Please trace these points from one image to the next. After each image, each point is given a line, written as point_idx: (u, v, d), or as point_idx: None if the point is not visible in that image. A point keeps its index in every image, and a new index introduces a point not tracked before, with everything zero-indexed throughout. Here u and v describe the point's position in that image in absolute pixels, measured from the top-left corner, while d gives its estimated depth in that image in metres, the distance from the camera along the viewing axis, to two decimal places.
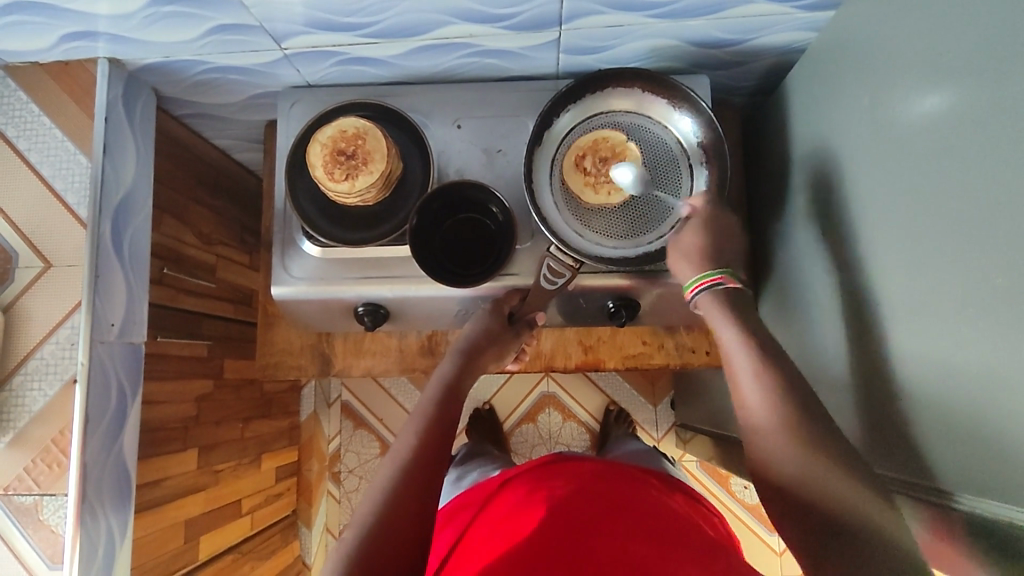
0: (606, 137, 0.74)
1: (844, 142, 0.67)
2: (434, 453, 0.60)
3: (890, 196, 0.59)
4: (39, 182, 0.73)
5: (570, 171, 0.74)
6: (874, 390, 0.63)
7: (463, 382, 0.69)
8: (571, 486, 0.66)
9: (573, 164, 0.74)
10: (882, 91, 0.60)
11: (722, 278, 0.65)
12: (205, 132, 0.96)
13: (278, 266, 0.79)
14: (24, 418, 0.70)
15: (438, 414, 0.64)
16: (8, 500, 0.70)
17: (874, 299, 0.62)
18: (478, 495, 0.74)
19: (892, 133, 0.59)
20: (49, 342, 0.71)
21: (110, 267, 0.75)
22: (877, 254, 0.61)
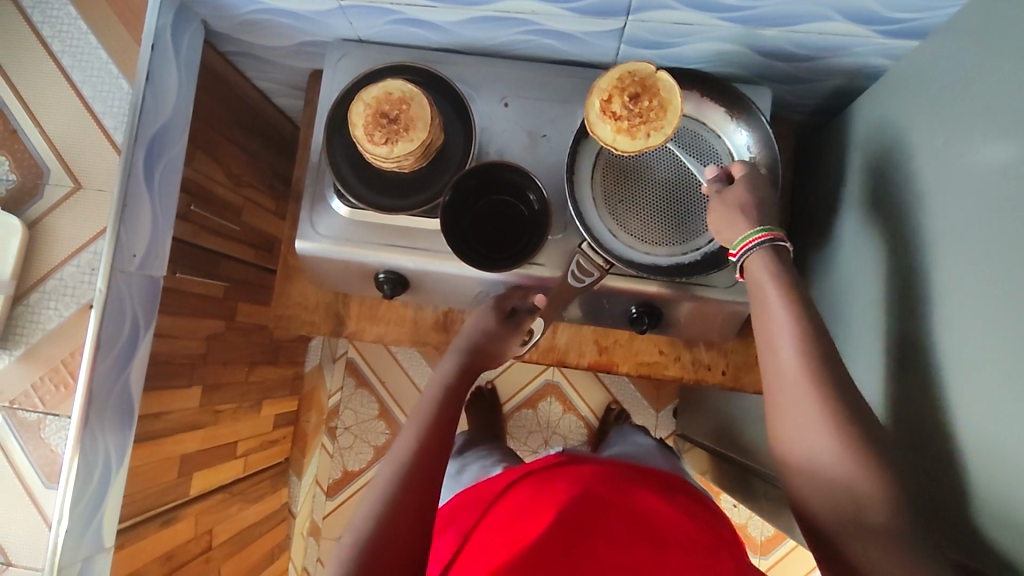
0: (631, 70, 0.65)
1: (908, 178, 0.64)
2: (434, 454, 0.60)
3: (945, 245, 0.56)
4: (79, 101, 0.72)
5: (598, 121, 0.65)
6: (899, 439, 0.61)
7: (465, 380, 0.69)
8: (577, 486, 0.65)
9: (600, 110, 0.65)
10: (955, 133, 0.57)
11: (764, 236, 0.59)
12: (248, 73, 0.95)
13: (305, 221, 0.78)
14: (37, 334, 0.70)
15: (437, 416, 0.63)
16: (13, 413, 0.71)
17: (916, 348, 0.59)
18: (480, 491, 0.72)
19: (959, 179, 0.56)
20: (71, 263, 0.71)
21: (139, 197, 0.73)
22: (924, 301, 0.59)
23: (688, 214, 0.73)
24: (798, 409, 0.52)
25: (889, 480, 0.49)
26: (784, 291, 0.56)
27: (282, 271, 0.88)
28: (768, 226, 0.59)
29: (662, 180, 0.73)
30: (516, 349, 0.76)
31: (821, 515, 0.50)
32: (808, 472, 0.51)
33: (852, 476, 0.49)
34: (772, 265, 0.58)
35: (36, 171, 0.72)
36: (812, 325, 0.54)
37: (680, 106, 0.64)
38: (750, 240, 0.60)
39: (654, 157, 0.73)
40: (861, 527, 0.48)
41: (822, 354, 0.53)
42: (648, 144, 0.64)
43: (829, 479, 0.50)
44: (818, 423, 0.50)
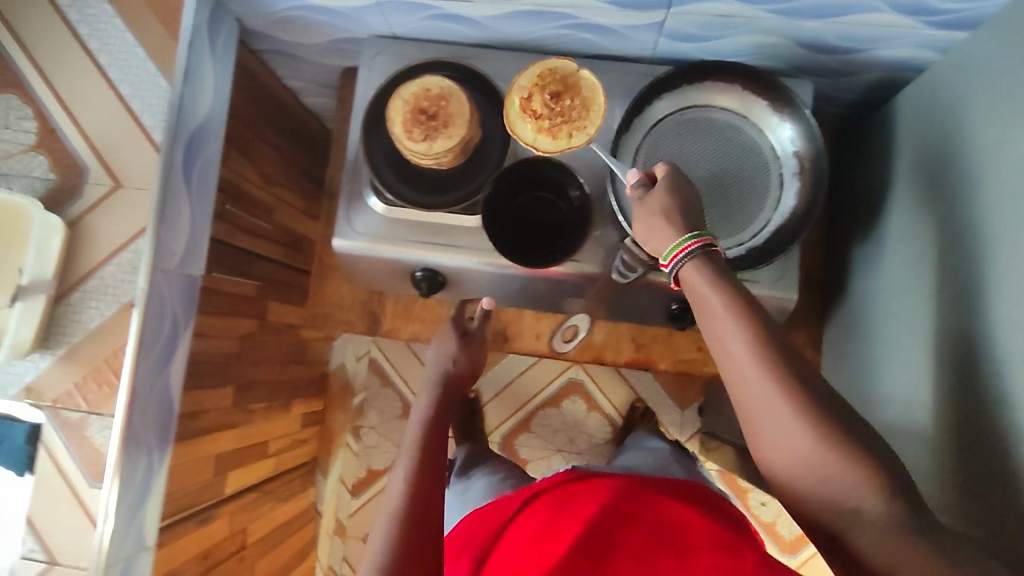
0: (549, 68, 0.66)
1: (963, 171, 0.62)
2: (428, 487, 0.58)
3: (1005, 238, 0.55)
4: (117, 100, 0.72)
5: (518, 118, 0.65)
6: (954, 437, 0.59)
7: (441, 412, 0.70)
8: (589, 500, 0.63)
9: (520, 106, 0.66)
10: (1011, 127, 0.56)
11: (695, 244, 0.52)
12: (279, 71, 0.94)
13: (341, 219, 0.78)
14: (79, 333, 0.70)
15: (422, 449, 0.63)
16: (55, 413, 0.70)
17: (972, 343, 0.58)
18: (490, 518, 0.70)
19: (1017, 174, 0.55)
20: (110, 264, 0.70)
21: (178, 196, 0.72)
22: (982, 296, 0.57)
23: (730, 209, 0.72)
24: (778, 420, 0.45)
25: (876, 470, 0.44)
26: (728, 292, 0.48)
27: None
28: (697, 231, 0.52)
29: (703, 176, 0.72)
30: (558, 341, 0.87)
31: (824, 517, 0.45)
32: (799, 483, 0.45)
33: (853, 478, 0.43)
34: (712, 272, 0.51)
35: (75, 171, 0.71)
36: (767, 326, 0.47)
37: (603, 106, 0.65)
38: (680, 248, 0.52)
39: (694, 154, 0.72)
40: (878, 525, 0.43)
41: (782, 353, 0.46)
42: (569, 143, 0.65)
43: (823, 485, 0.44)
44: (799, 428, 0.44)
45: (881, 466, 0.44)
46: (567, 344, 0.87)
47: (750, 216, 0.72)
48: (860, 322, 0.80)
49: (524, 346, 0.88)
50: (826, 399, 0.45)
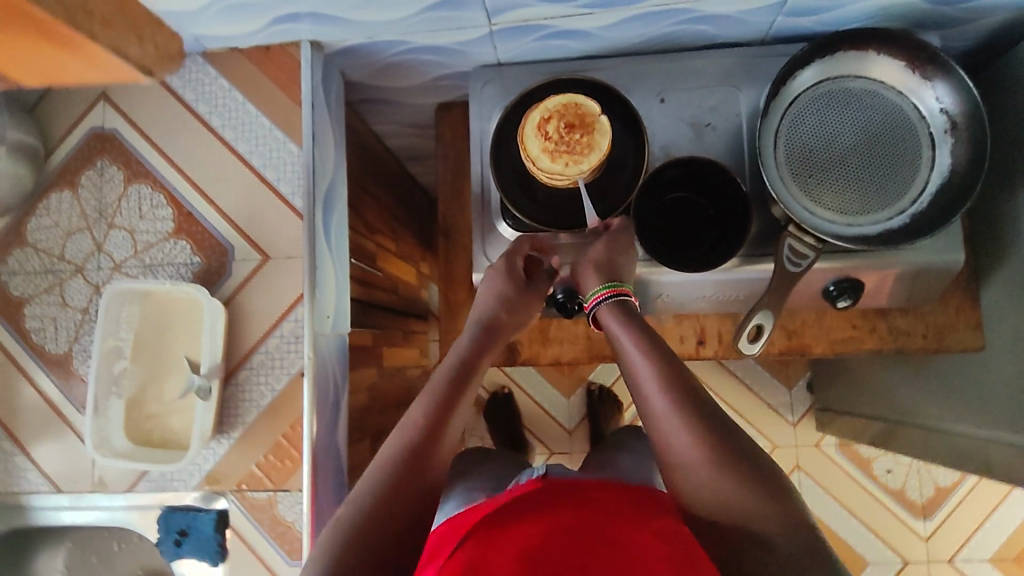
0: (576, 104, 0.70)
1: None
2: (385, 514, 0.54)
3: None
4: (251, 172, 0.72)
5: (531, 132, 0.69)
6: None
7: (444, 419, 0.61)
8: (557, 513, 0.57)
9: (535, 123, 0.70)
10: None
11: (607, 291, 0.68)
12: (369, 119, 0.94)
13: (477, 252, 0.78)
14: (252, 413, 0.70)
15: (404, 471, 0.56)
16: (242, 496, 0.70)
17: None
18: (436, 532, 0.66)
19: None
20: (274, 336, 0.70)
21: (324, 258, 0.72)
22: None
23: (885, 178, 0.70)
24: (679, 440, 0.58)
25: (743, 463, 0.56)
26: (639, 340, 0.64)
27: (446, 307, 0.88)
28: (611, 284, 0.68)
29: (850, 147, 0.70)
30: (746, 344, 0.71)
31: (720, 501, 0.55)
32: (697, 486, 0.56)
33: (740, 495, 0.54)
34: (623, 320, 0.67)
35: (220, 250, 0.71)
36: (672, 370, 0.61)
37: (605, 151, 0.68)
38: (603, 292, 0.68)
39: (836, 126, 0.71)
40: (718, 492, 0.55)
41: (684, 391, 0.60)
42: (562, 171, 0.68)
43: (704, 487, 0.56)
44: (696, 446, 0.57)
45: (746, 461, 0.56)
46: (753, 343, 0.71)
47: (907, 180, 0.70)
48: (1006, 272, 0.77)
49: None
50: (718, 428, 0.58)
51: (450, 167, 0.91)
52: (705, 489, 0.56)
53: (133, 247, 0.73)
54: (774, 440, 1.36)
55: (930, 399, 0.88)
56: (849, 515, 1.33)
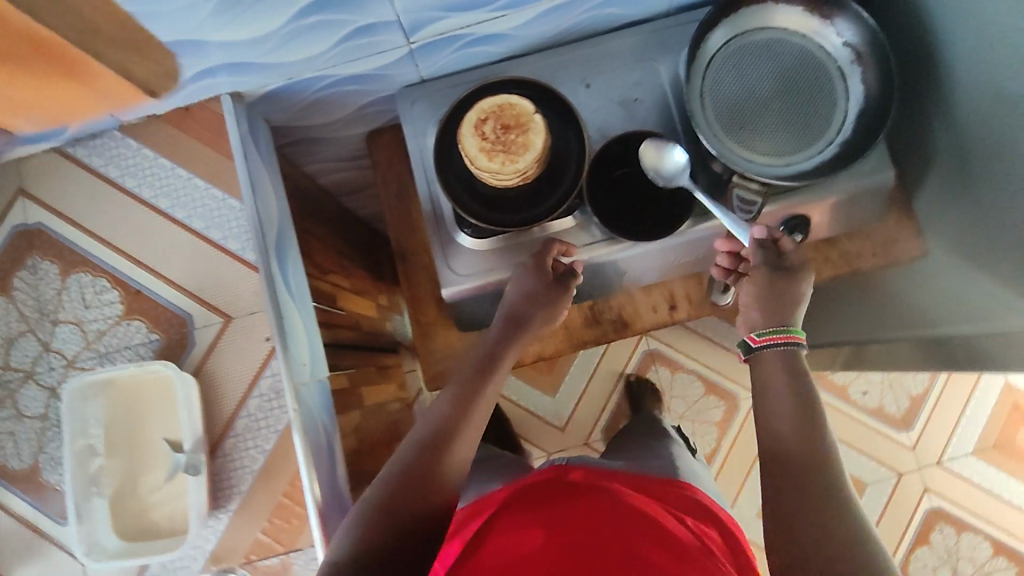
0: (512, 103, 0.70)
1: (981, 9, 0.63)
2: (406, 503, 0.56)
3: None
4: (193, 237, 0.69)
5: (468, 132, 0.70)
6: None
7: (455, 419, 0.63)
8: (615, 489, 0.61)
9: (473, 125, 0.70)
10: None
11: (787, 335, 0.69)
12: (301, 160, 0.92)
13: (442, 266, 0.78)
14: (247, 478, 0.67)
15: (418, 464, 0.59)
16: (253, 566, 0.67)
17: None
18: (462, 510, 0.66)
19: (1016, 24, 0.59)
20: (254, 396, 0.68)
21: (288, 306, 0.70)
22: None
23: (807, 117, 0.73)
24: (779, 409, 0.63)
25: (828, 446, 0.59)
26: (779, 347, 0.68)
27: (420, 331, 0.87)
28: (792, 329, 0.69)
29: (770, 94, 0.74)
30: (722, 293, 0.82)
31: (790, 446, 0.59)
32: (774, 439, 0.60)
33: (801, 462, 0.57)
34: (785, 360, 0.67)
35: (177, 322, 0.69)
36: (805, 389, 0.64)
37: (541, 151, 0.69)
38: (776, 337, 0.69)
39: (753, 78, 0.74)
40: (796, 439, 0.59)
41: (790, 388, 0.64)
42: (500, 170, 0.70)
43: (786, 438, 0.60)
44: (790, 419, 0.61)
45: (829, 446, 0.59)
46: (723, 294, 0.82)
47: (828, 114, 0.73)
48: (930, 183, 0.81)
49: (648, 323, 0.87)
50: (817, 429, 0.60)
51: (394, 191, 0.90)
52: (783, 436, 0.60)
53: (83, 338, 0.71)
54: None
55: (886, 316, 0.93)
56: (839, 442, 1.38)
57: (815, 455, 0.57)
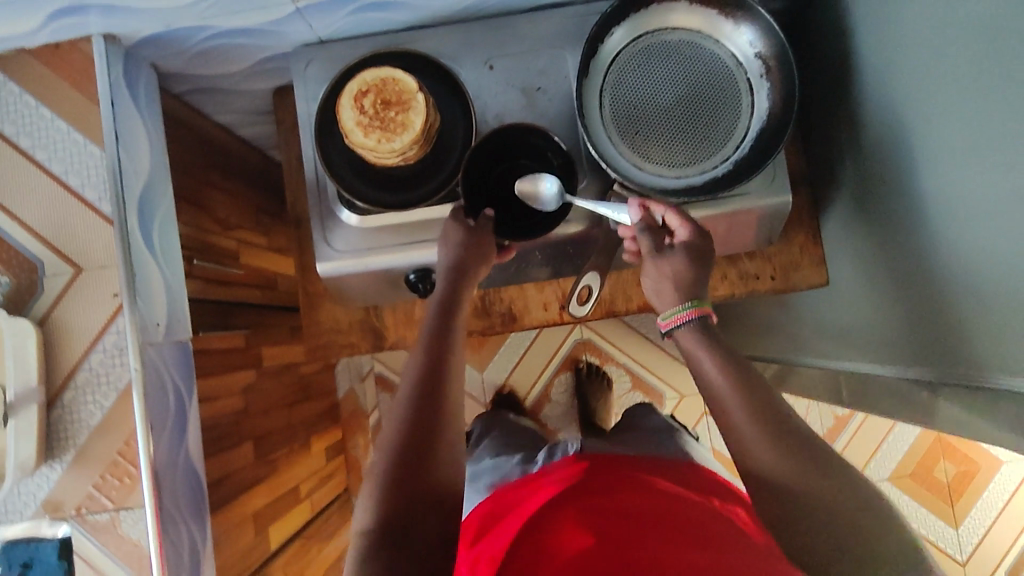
0: (395, 78, 0.66)
1: (906, 24, 0.59)
2: (412, 500, 0.54)
3: (956, 84, 0.54)
4: (51, 179, 0.69)
5: (347, 104, 0.66)
6: (960, 294, 0.59)
7: (438, 395, 0.61)
8: (607, 488, 0.63)
9: (352, 97, 0.66)
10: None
11: (694, 310, 0.63)
12: (206, 110, 0.87)
13: (319, 241, 0.76)
14: (83, 433, 0.68)
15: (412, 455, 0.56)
16: (82, 520, 0.68)
17: (947, 200, 0.59)
18: (469, 524, 0.71)
19: (929, 46, 0.57)
20: (95, 351, 0.68)
21: (145, 264, 0.68)
22: (948, 154, 0.57)
23: (707, 127, 0.70)
24: (740, 418, 0.56)
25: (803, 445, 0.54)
26: (710, 347, 0.61)
27: (306, 299, 0.87)
28: (698, 303, 0.63)
29: (672, 98, 0.71)
30: (575, 306, 0.75)
31: (774, 468, 0.53)
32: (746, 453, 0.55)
33: (801, 478, 0.52)
34: (700, 337, 0.62)
35: (29, 267, 0.68)
36: (743, 378, 0.58)
37: (420, 132, 0.65)
38: (678, 316, 0.64)
39: (656, 79, 0.71)
40: (778, 453, 0.53)
41: (742, 396, 0.57)
42: (375, 148, 0.65)
43: (768, 455, 0.54)
44: (755, 427, 0.55)
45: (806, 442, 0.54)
46: (583, 306, 0.76)
47: (730, 128, 0.70)
48: (846, 204, 0.78)
49: (536, 320, 0.87)
50: (778, 421, 0.55)
51: (296, 154, 0.88)
52: (761, 454, 0.54)
53: None
54: (681, 390, 1.40)
55: None
56: None
57: (817, 466, 0.52)
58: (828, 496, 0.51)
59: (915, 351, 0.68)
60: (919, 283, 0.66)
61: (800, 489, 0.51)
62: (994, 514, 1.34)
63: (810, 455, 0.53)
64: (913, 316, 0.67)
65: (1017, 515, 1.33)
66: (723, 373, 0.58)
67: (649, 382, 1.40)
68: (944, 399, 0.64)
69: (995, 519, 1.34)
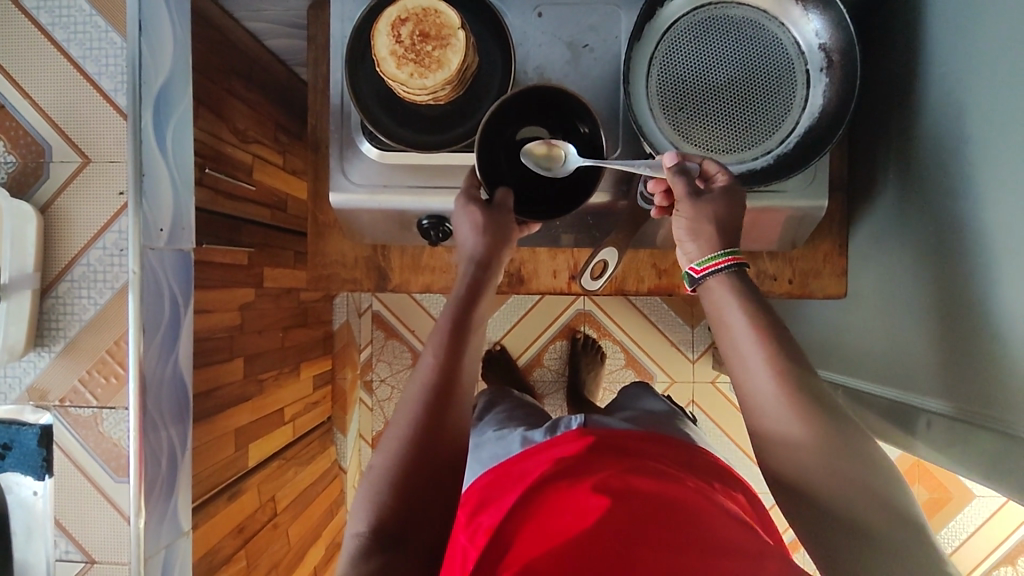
0: (438, 10, 0.62)
1: (993, 38, 0.56)
2: (423, 470, 0.53)
3: None
4: (67, 62, 0.67)
5: (383, 30, 0.62)
6: (986, 327, 0.58)
7: (459, 364, 0.57)
8: (612, 476, 0.61)
9: (389, 24, 0.62)
10: (1015, 11, 0.53)
11: (730, 258, 0.57)
12: (237, 14, 0.83)
13: (336, 170, 0.73)
14: (74, 327, 0.69)
15: (429, 424, 0.54)
16: (66, 412, 0.70)
17: (997, 229, 0.56)
18: (467, 497, 0.72)
19: (1016, 66, 0.53)
20: (95, 248, 0.68)
21: (154, 164, 0.67)
22: (1009, 182, 0.55)
23: (755, 115, 0.67)
24: (776, 411, 0.52)
25: (839, 444, 0.51)
26: (749, 312, 0.54)
27: (313, 229, 0.85)
28: (734, 250, 0.56)
29: (723, 77, 0.67)
30: (588, 280, 0.73)
31: (806, 472, 0.51)
32: (782, 452, 0.52)
33: (828, 490, 0.50)
34: (737, 291, 0.56)
35: (37, 150, 0.68)
36: (790, 363, 0.53)
37: (455, 72, 0.62)
38: (714, 262, 0.57)
39: (711, 56, 0.67)
40: (813, 455, 0.51)
41: (785, 373, 0.52)
42: (406, 82, 0.62)
43: (800, 457, 0.51)
44: (795, 420, 0.51)
45: (842, 439, 0.51)
46: (595, 280, 0.74)
47: (778, 119, 0.67)
48: (883, 218, 0.76)
49: (543, 286, 0.86)
50: (823, 416, 0.51)
51: (323, 76, 0.84)
52: (796, 456, 0.51)
53: None
54: (673, 377, 1.39)
55: None
56: (739, 451, 1.39)
57: (852, 476, 0.50)
58: (856, 511, 0.49)
59: (922, 379, 0.67)
60: (942, 308, 0.64)
61: (827, 500, 0.50)
62: (956, 544, 1.35)
63: (847, 458, 0.50)
64: (927, 341, 0.66)
65: (983, 544, 1.35)
66: (760, 349, 0.53)
67: (645, 363, 1.40)
68: (945, 432, 0.63)
69: (957, 549, 1.35)
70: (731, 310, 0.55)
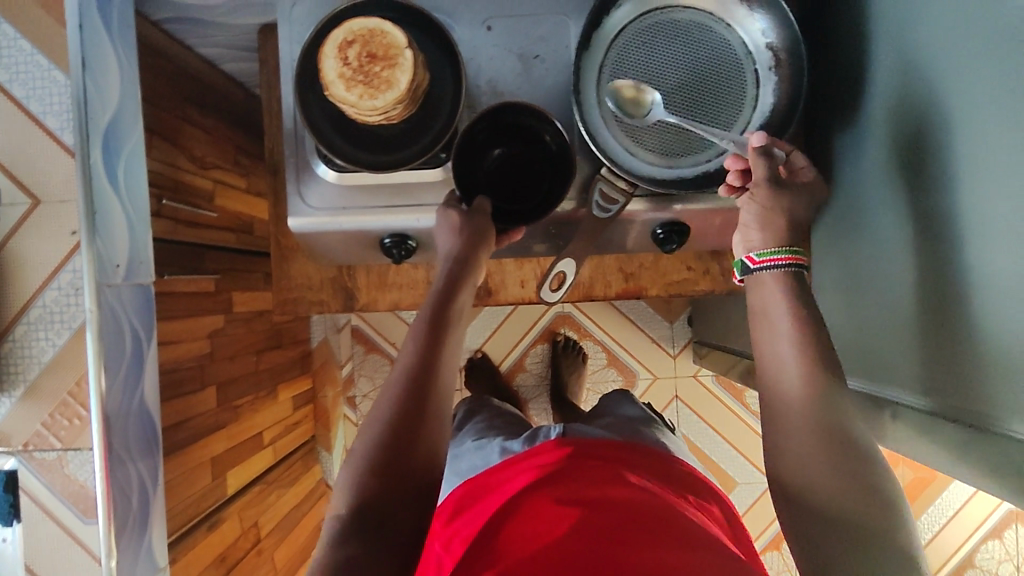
0: (383, 30, 0.62)
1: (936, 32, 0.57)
2: (399, 463, 0.53)
3: (976, 100, 0.53)
4: (11, 103, 0.67)
5: (330, 53, 0.62)
6: (941, 317, 0.58)
7: (434, 361, 0.59)
8: (592, 484, 0.62)
9: (336, 47, 0.62)
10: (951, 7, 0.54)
11: (791, 256, 0.59)
12: (187, 41, 0.82)
13: (294, 194, 0.73)
14: (34, 369, 0.68)
15: (404, 417, 0.55)
16: (30, 456, 0.69)
17: (945, 220, 0.57)
18: (445, 507, 0.72)
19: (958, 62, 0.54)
20: (50, 288, 0.68)
21: (107, 199, 0.66)
22: (954, 174, 0.56)
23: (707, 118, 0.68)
24: (794, 404, 0.54)
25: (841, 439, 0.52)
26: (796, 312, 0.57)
27: (277, 253, 0.84)
28: (797, 249, 0.59)
29: (674, 82, 0.67)
30: (548, 291, 0.73)
31: (801, 463, 0.52)
32: (782, 444, 0.53)
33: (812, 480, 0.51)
34: (788, 292, 0.58)
35: None
36: (823, 363, 0.54)
37: (405, 90, 0.62)
38: (775, 256, 0.59)
39: (661, 61, 0.67)
40: (815, 448, 0.52)
41: (813, 371, 0.54)
42: (357, 104, 0.62)
43: (800, 448, 0.52)
44: (811, 414, 0.53)
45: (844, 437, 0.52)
46: (555, 292, 0.74)
47: (730, 120, 0.68)
48: (843, 211, 0.77)
49: (512, 296, 0.86)
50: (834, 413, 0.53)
51: (280, 98, 0.84)
52: (795, 448, 0.53)
53: None
54: (654, 373, 1.40)
55: None
56: (723, 444, 1.41)
57: (836, 467, 0.50)
58: (834, 501, 0.49)
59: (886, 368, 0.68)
60: (900, 298, 0.65)
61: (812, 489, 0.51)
62: (938, 526, 1.37)
63: (840, 452, 0.51)
64: (888, 331, 0.67)
65: (966, 523, 1.37)
66: (795, 348, 0.55)
67: (625, 362, 1.40)
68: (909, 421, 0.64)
69: (938, 531, 1.37)
70: (778, 311, 0.58)
